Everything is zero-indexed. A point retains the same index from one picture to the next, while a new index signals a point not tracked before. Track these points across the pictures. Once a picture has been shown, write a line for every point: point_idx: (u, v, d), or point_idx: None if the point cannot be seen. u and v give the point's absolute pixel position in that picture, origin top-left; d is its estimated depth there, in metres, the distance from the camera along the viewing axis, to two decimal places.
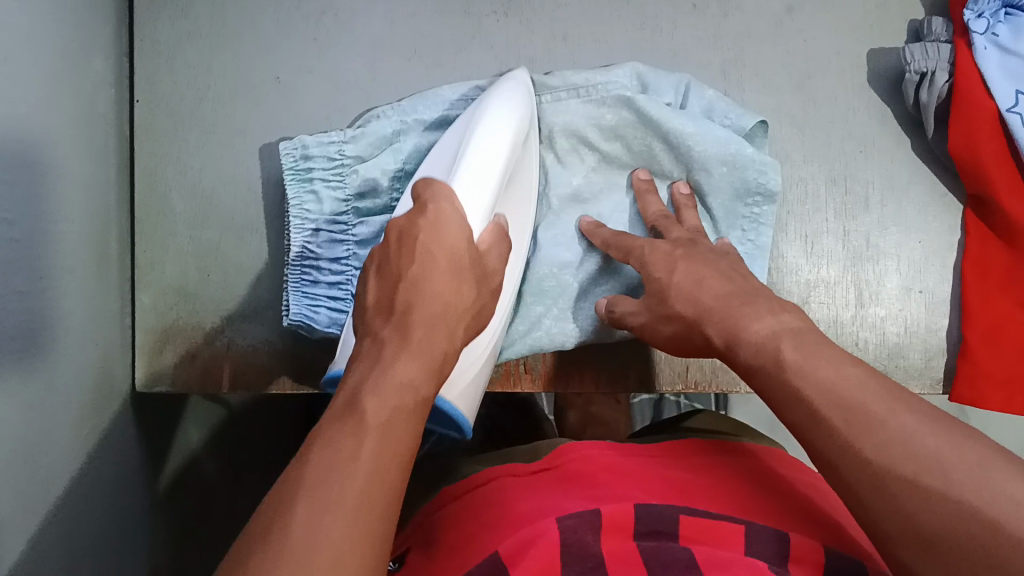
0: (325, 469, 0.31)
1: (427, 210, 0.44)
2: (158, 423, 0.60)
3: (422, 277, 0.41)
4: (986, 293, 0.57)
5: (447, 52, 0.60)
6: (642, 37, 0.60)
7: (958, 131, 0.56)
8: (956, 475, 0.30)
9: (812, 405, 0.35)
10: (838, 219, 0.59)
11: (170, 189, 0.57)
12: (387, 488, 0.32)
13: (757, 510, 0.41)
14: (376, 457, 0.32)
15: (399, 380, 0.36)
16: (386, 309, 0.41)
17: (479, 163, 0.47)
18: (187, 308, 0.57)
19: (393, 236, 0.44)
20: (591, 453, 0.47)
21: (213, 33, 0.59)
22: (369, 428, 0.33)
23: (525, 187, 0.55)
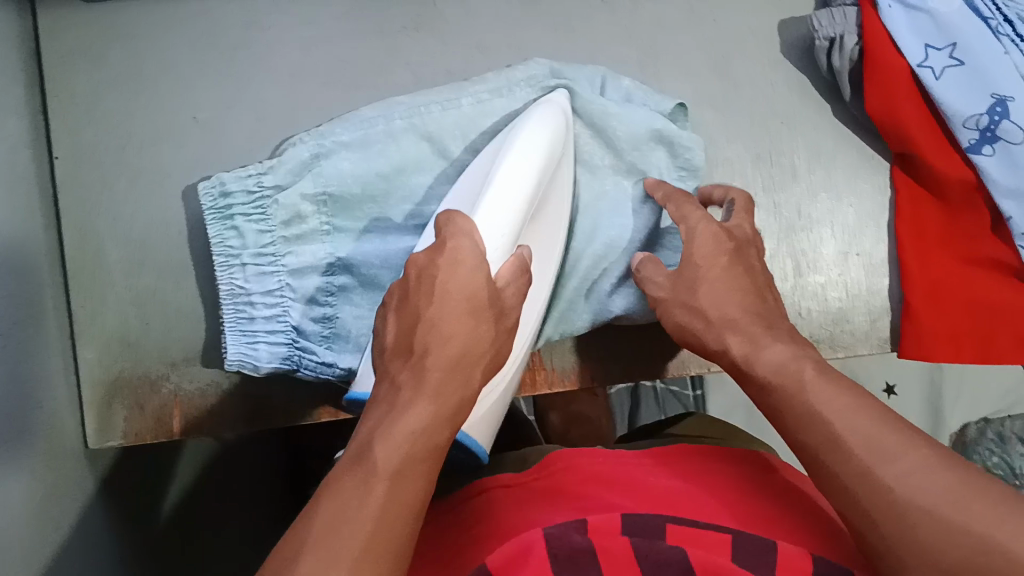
0: (330, 524, 0.31)
1: (448, 247, 0.42)
2: (136, 467, 0.60)
3: (439, 318, 0.40)
4: (923, 252, 0.57)
5: (365, 72, 0.60)
6: (557, 37, 0.61)
7: (875, 92, 0.57)
8: (975, 514, 0.30)
9: (835, 431, 0.35)
10: (768, 193, 0.59)
11: (102, 241, 0.57)
12: (392, 544, 0.32)
13: (757, 520, 0.39)
14: (388, 505, 0.32)
15: (412, 426, 0.35)
16: (406, 349, 0.40)
17: (500, 194, 0.47)
18: (132, 357, 0.57)
19: (412, 275, 0.42)
20: (580, 463, 0.46)
21: (128, 79, 0.58)
22: (379, 480, 0.33)
23: (551, 220, 0.53)
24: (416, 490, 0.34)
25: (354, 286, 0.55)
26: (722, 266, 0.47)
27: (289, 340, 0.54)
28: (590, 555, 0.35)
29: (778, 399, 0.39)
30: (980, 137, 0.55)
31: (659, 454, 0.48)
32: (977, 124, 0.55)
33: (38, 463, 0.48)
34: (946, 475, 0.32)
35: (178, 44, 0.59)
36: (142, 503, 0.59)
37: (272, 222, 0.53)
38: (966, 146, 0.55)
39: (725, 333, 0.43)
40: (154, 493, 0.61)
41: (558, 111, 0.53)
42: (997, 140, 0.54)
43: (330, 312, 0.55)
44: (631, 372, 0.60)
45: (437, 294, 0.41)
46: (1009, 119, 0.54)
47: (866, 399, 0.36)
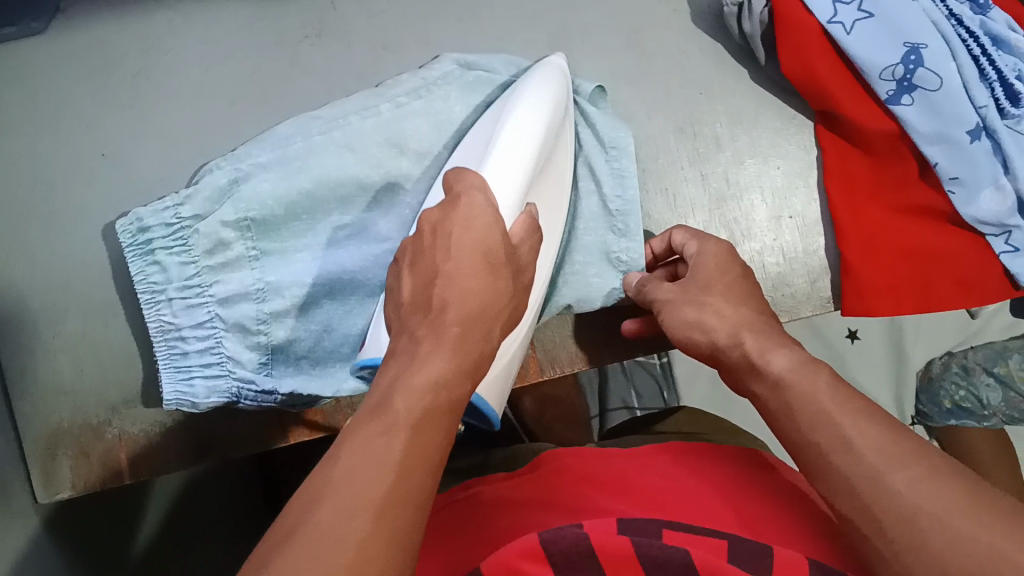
0: (351, 468, 0.30)
1: (462, 203, 0.41)
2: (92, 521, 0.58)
3: (457, 275, 0.39)
4: (854, 207, 0.57)
5: (272, 85, 0.58)
6: (464, 29, 0.60)
7: (788, 53, 0.56)
8: (955, 517, 0.30)
9: (813, 440, 0.35)
10: (695, 165, 0.58)
11: (22, 291, 0.55)
12: (415, 492, 0.30)
13: (748, 521, 0.41)
14: (408, 455, 0.31)
15: (430, 377, 0.34)
16: (423, 306, 0.38)
17: (508, 147, 0.46)
18: (70, 406, 0.55)
19: (426, 231, 0.41)
20: (572, 464, 0.49)
21: (27, 121, 0.57)
22: (400, 429, 0.32)
23: (555, 184, 0.52)
24: (434, 444, 0.32)
25: (290, 310, 0.54)
26: (731, 280, 0.46)
27: (226, 371, 0.52)
28: (587, 556, 0.35)
29: (779, 422, 0.38)
30: (897, 88, 0.55)
31: (647, 454, 0.51)
32: (893, 75, 0.54)
33: None
34: (954, 492, 0.31)
35: (75, 79, 0.57)
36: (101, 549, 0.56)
37: (194, 253, 0.51)
38: (885, 98, 0.55)
39: (742, 331, 0.42)
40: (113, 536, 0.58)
41: (557, 79, 0.52)
42: (914, 89, 0.54)
43: (266, 339, 0.53)
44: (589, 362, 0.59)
45: (450, 247, 0.40)
46: (924, 66, 0.54)
47: (876, 414, 0.35)
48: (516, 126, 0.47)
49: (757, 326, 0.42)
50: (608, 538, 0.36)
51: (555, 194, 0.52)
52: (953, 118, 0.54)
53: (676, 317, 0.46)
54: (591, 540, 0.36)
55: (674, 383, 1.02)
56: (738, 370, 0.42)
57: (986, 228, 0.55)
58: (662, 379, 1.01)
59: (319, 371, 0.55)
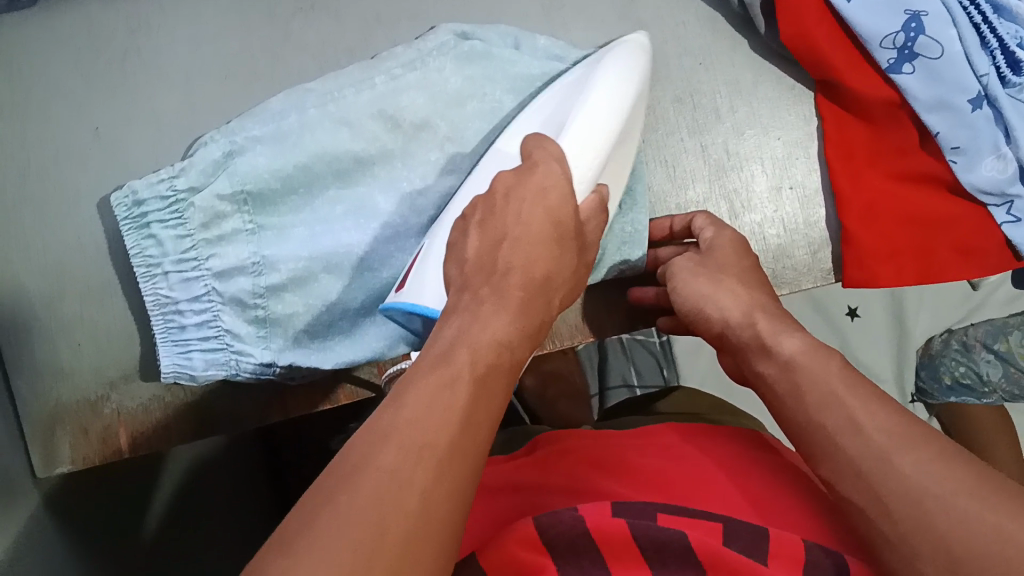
0: (415, 413, 0.31)
1: (538, 171, 0.43)
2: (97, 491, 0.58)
3: (528, 236, 0.41)
4: (855, 173, 0.56)
5: (264, 59, 0.58)
6: (456, 1, 0.59)
7: (786, 23, 0.55)
8: (959, 502, 0.30)
9: (822, 422, 0.35)
10: (693, 136, 0.58)
11: (17, 270, 0.55)
12: (476, 441, 0.32)
13: (752, 500, 0.41)
14: (472, 411, 0.32)
15: (494, 338, 0.36)
16: (486, 268, 0.41)
17: (587, 121, 0.46)
18: (66, 385, 0.55)
19: (500, 190, 0.43)
20: (572, 445, 0.48)
21: (18, 100, 0.56)
22: (462, 384, 0.33)
23: (624, 163, 0.51)
24: (492, 403, 0.34)
25: (286, 283, 0.53)
26: (746, 266, 0.47)
27: (224, 345, 0.52)
28: (586, 537, 0.36)
29: (788, 403, 0.38)
30: (898, 56, 0.54)
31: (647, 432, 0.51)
32: (893, 43, 0.54)
33: None
34: (961, 473, 0.31)
35: (67, 56, 0.57)
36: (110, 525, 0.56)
37: (190, 226, 0.51)
38: (885, 67, 0.54)
39: (756, 311, 0.42)
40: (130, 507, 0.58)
41: (640, 52, 0.51)
42: (915, 57, 0.54)
43: (261, 312, 0.53)
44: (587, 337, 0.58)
45: (522, 210, 0.42)
46: (926, 33, 0.53)
47: (887, 398, 0.35)
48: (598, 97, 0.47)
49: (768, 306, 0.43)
50: (604, 521, 0.36)
51: (622, 170, 0.51)
52: (954, 83, 0.53)
53: (690, 288, 0.46)
54: (587, 524, 0.37)
55: (673, 360, 1.02)
56: (748, 351, 0.42)
57: (987, 198, 0.54)
58: (661, 356, 1.01)
59: (318, 343, 0.54)
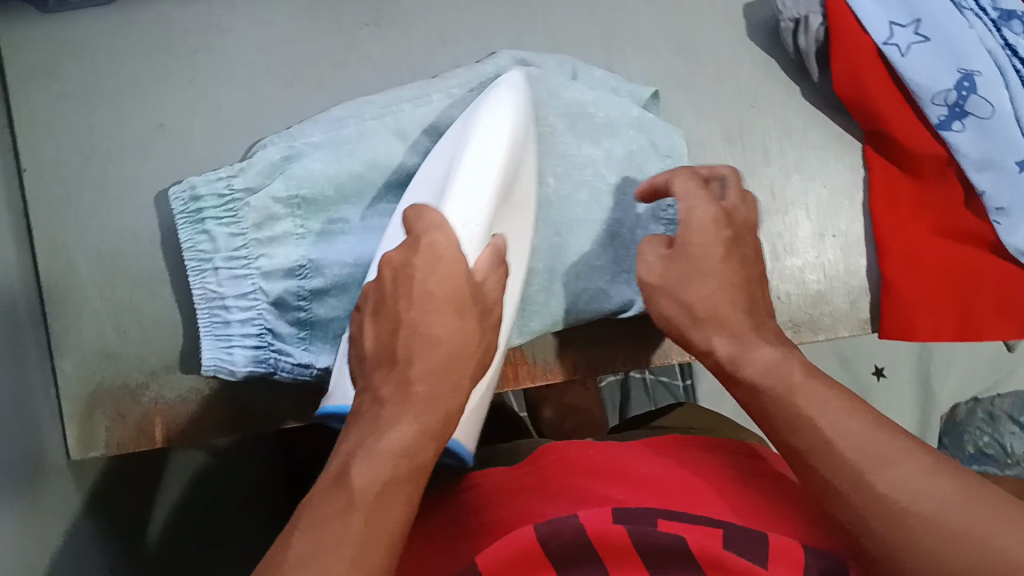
0: (305, 558, 0.30)
1: (422, 243, 0.39)
2: (118, 480, 0.60)
3: (422, 322, 0.37)
4: (898, 223, 0.57)
5: (328, 68, 0.59)
6: (519, 25, 0.60)
7: (841, 71, 0.56)
8: (954, 520, 0.29)
9: (796, 445, 0.34)
10: (741, 176, 0.59)
11: (73, 255, 0.56)
12: (371, 570, 0.30)
13: (742, 513, 0.40)
14: (367, 536, 0.31)
15: (393, 446, 0.34)
16: (386, 358, 0.37)
17: (472, 173, 0.46)
18: (111, 369, 0.56)
19: (387, 275, 0.39)
20: (573, 454, 0.47)
21: (88, 91, 0.58)
22: (357, 511, 0.31)
23: (521, 209, 0.50)
24: (397, 518, 0.32)
25: (329, 288, 0.53)
26: (717, 284, 0.41)
27: (266, 343, 0.53)
28: (588, 547, 0.36)
29: (761, 421, 0.36)
30: (949, 113, 0.55)
31: (654, 446, 0.50)
32: (945, 100, 0.55)
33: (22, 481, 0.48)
34: (953, 487, 0.30)
35: (136, 54, 0.58)
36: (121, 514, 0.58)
37: (243, 225, 0.52)
38: (936, 122, 0.55)
39: (710, 337, 0.40)
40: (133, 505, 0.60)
41: (519, 94, 0.50)
42: (966, 116, 0.55)
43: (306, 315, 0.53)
44: (578, 370, 0.60)
45: (415, 294, 0.38)
46: (978, 93, 0.54)
47: None
48: (479, 145, 0.46)
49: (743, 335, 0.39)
50: (604, 528, 0.36)
51: (524, 217, 0.51)
52: (1005, 145, 0.54)
53: (665, 310, 0.42)
54: (588, 531, 0.36)
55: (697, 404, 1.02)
56: None
57: None
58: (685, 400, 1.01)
59: None
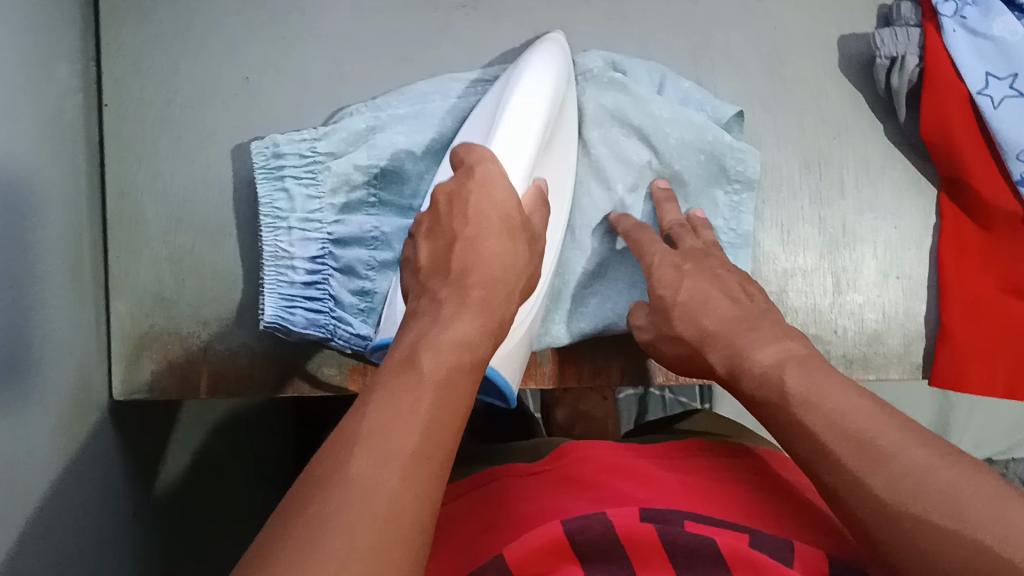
0: (382, 421, 0.30)
1: (475, 172, 0.43)
2: (149, 423, 0.59)
3: (477, 238, 0.40)
4: (965, 272, 0.57)
5: (418, 46, 0.59)
6: (613, 27, 0.60)
7: (930, 115, 0.57)
8: (970, 511, 0.29)
9: (820, 440, 0.34)
10: (813, 206, 0.59)
11: (143, 196, 0.57)
12: (444, 444, 0.31)
13: (756, 514, 0.41)
14: (437, 410, 0.31)
15: (455, 339, 0.35)
16: (442, 269, 0.40)
17: (518, 117, 0.47)
18: (164, 314, 0.56)
19: (442, 201, 0.43)
20: (597, 454, 0.47)
21: (178, 36, 0.58)
22: (428, 384, 0.32)
23: (560, 157, 0.53)
24: (462, 402, 0.33)
25: (396, 262, 0.54)
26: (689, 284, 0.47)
27: (327, 308, 0.52)
28: (613, 542, 0.36)
29: (783, 430, 0.37)
30: None
31: (673, 446, 0.49)
32: None
33: (61, 409, 0.48)
34: (966, 475, 0.30)
35: (231, 6, 0.59)
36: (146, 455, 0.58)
37: (322, 188, 0.52)
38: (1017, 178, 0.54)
39: (706, 350, 0.44)
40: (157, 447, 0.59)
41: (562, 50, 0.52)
42: None
43: (369, 286, 0.53)
44: (626, 378, 0.59)
45: (469, 214, 0.41)
46: None
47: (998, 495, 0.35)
48: (527, 92, 0.48)
49: (738, 347, 0.42)
50: (634, 529, 0.37)
51: (563, 164, 0.53)
52: None
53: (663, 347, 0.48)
54: (616, 529, 0.37)
55: None
56: None
57: None
58: None
59: None
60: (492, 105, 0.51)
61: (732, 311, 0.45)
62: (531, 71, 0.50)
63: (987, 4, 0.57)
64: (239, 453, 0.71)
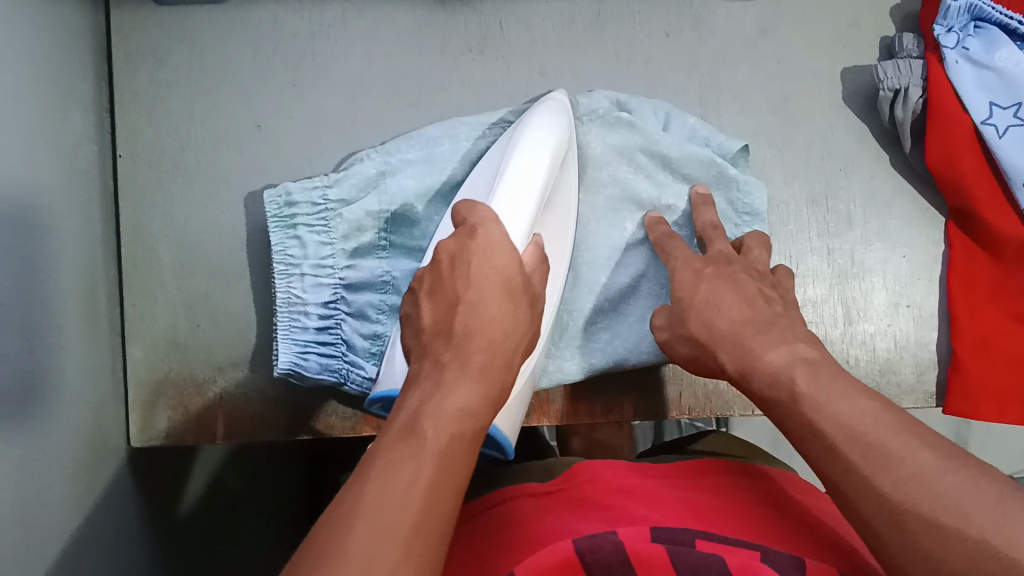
0: (383, 492, 0.31)
1: (477, 234, 0.43)
2: (165, 467, 0.59)
3: (478, 300, 0.41)
4: (974, 306, 0.57)
5: (427, 89, 0.60)
6: (619, 67, 0.61)
7: (935, 147, 0.57)
8: (973, 516, 0.31)
9: (828, 439, 0.36)
10: (822, 238, 0.59)
11: (157, 241, 0.57)
12: (440, 515, 0.32)
13: (768, 531, 0.41)
14: (437, 482, 0.32)
15: (458, 406, 0.36)
16: (444, 333, 0.40)
17: (519, 178, 0.48)
18: (178, 358, 0.57)
19: (444, 260, 0.43)
20: (607, 477, 0.47)
21: (192, 83, 0.59)
22: (429, 455, 0.33)
23: (562, 212, 0.54)
24: (461, 470, 0.34)
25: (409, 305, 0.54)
26: (706, 286, 0.48)
27: (340, 353, 0.53)
28: (623, 562, 0.36)
29: (796, 433, 0.38)
30: None
31: (684, 468, 0.49)
32: None
33: (78, 456, 0.48)
34: (969, 480, 0.32)
35: (243, 53, 0.59)
36: (163, 498, 0.58)
37: (333, 235, 0.53)
38: None
39: (718, 348, 0.45)
40: (175, 491, 0.60)
41: (561, 107, 0.54)
42: None
43: (381, 330, 0.54)
44: (638, 414, 0.59)
45: (471, 275, 0.42)
46: None
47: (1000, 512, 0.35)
48: (525, 156, 0.49)
49: (750, 344, 0.43)
50: (642, 547, 0.37)
51: (565, 223, 0.54)
52: None
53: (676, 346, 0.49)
54: (626, 549, 0.37)
55: None
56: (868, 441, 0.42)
57: None
58: None
59: None
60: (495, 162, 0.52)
61: (746, 313, 0.46)
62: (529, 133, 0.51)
63: (988, 35, 0.57)
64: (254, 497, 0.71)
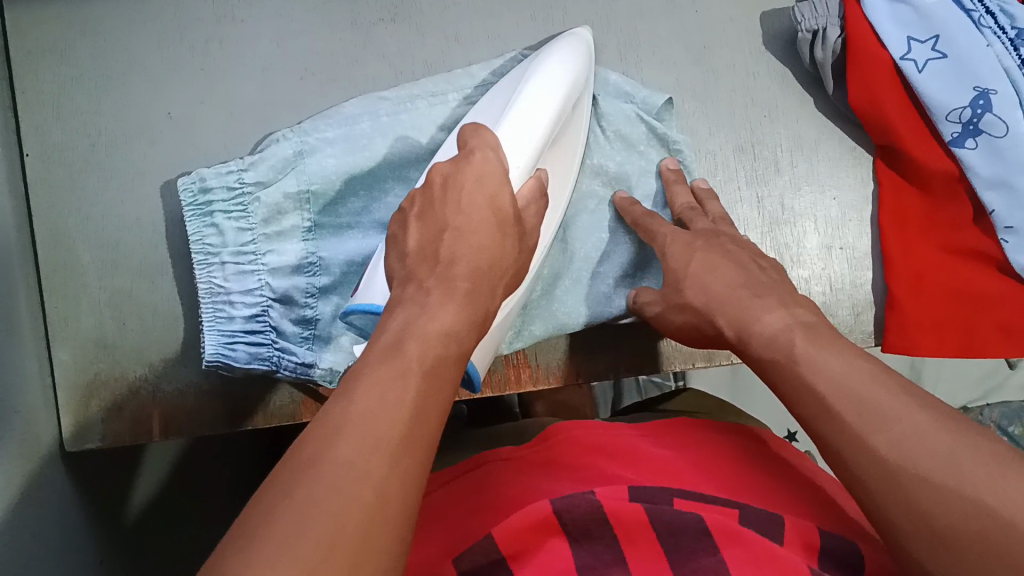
0: (372, 407, 0.30)
1: (476, 157, 0.42)
2: (107, 472, 0.58)
3: (468, 230, 0.40)
4: (906, 240, 0.57)
5: (341, 65, 0.59)
6: (536, 28, 0.60)
7: (856, 85, 0.56)
8: (969, 470, 0.30)
9: (824, 398, 0.35)
10: (750, 186, 0.59)
11: (75, 242, 0.56)
12: (427, 432, 0.30)
13: (752, 488, 0.41)
14: (422, 399, 0.31)
15: (442, 327, 0.35)
16: (430, 257, 0.39)
17: (528, 110, 0.47)
18: (108, 359, 0.55)
19: (437, 180, 0.42)
20: (580, 434, 0.46)
21: (97, 75, 0.57)
22: (413, 372, 0.32)
23: (569, 148, 0.52)
24: (444, 390, 0.33)
25: (335, 285, 0.54)
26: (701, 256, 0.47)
27: (269, 341, 0.52)
28: (602, 524, 0.35)
29: (791, 395, 0.37)
30: (962, 130, 0.54)
31: (657, 426, 0.49)
32: (959, 117, 0.54)
33: (13, 468, 0.47)
34: (960, 436, 0.31)
35: (147, 42, 0.58)
36: (110, 503, 0.57)
37: (252, 220, 0.51)
38: (948, 139, 0.55)
39: (716, 312, 0.44)
40: (121, 494, 0.59)
41: (580, 48, 0.52)
42: (980, 133, 0.54)
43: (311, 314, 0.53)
44: (582, 377, 0.58)
45: (462, 200, 0.41)
46: (992, 112, 0.54)
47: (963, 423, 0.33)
48: (538, 91, 0.47)
49: (747, 310, 0.42)
50: (621, 507, 0.36)
51: (564, 165, 0.52)
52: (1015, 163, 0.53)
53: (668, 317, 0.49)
54: (603, 507, 0.36)
55: None
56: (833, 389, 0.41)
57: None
58: None
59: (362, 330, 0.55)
60: (501, 94, 0.51)
61: (741, 280, 0.45)
62: (546, 64, 0.50)
63: None
64: (218, 495, 0.70)
